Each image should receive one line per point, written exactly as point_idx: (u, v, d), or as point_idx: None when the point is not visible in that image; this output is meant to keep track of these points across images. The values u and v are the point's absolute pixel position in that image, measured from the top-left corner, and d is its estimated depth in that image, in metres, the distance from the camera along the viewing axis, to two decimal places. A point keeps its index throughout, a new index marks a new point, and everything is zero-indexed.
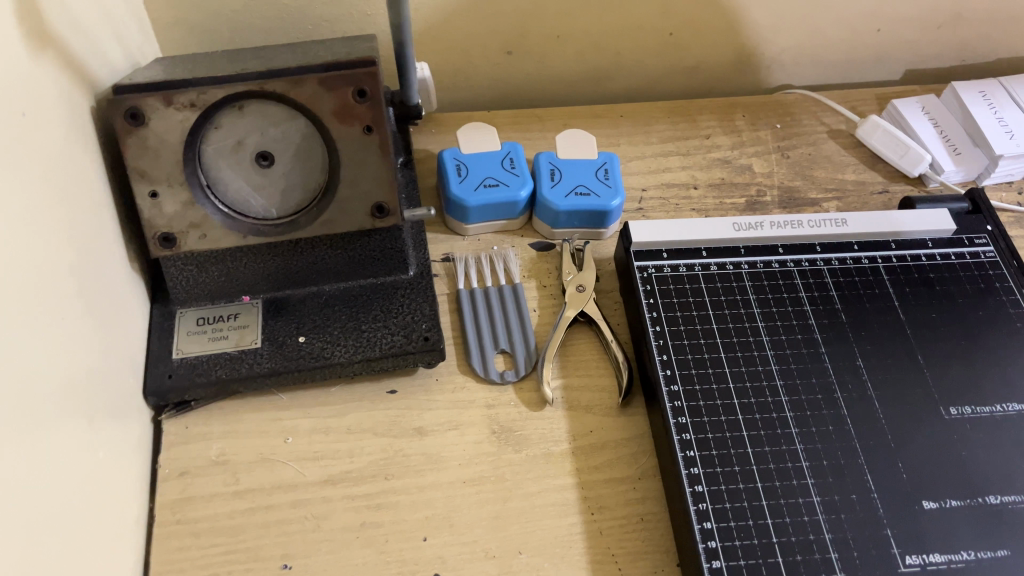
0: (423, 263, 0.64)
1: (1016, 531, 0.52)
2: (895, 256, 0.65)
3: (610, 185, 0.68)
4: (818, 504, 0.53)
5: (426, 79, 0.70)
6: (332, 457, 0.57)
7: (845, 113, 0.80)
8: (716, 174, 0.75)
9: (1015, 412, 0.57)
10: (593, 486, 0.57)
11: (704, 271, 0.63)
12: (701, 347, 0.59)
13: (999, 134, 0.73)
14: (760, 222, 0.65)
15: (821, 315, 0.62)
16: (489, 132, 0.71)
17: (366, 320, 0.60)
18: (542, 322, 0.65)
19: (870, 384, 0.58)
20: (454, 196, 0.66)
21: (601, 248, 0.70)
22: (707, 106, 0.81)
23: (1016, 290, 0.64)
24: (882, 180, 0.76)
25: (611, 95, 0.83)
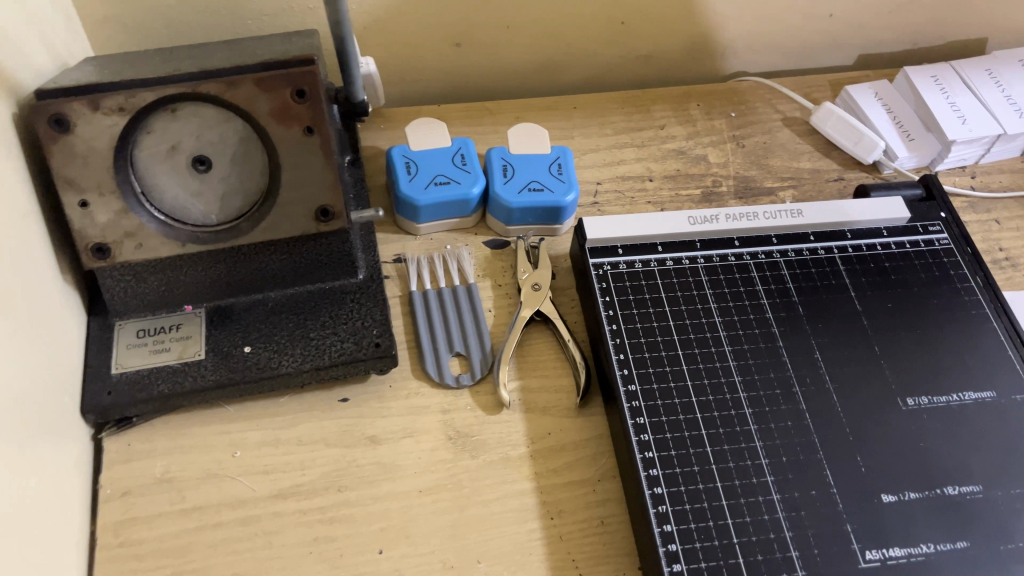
0: (373, 266, 0.62)
1: (974, 522, 0.52)
2: (851, 246, 0.65)
3: (564, 180, 0.67)
4: (778, 502, 0.52)
5: (373, 75, 0.68)
6: (283, 471, 0.55)
7: (799, 100, 0.80)
8: (672, 166, 0.74)
9: (970, 401, 0.58)
10: (552, 490, 0.56)
11: (660, 267, 0.62)
12: (658, 345, 0.58)
13: (952, 119, 0.73)
14: (716, 215, 0.65)
15: (778, 309, 0.61)
16: (439, 127, 0.69)
17: (314, 327, 0.58)
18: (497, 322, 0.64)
19: (828, 377, 0.58)
20: (404, 195, 0.65)
21: (557, 245, 0.69)
22: (662, 95, 0.80)
23: (970, 277, 0.64)
24: (837, 167, 0.76)
25: (564, 86, 0.81)
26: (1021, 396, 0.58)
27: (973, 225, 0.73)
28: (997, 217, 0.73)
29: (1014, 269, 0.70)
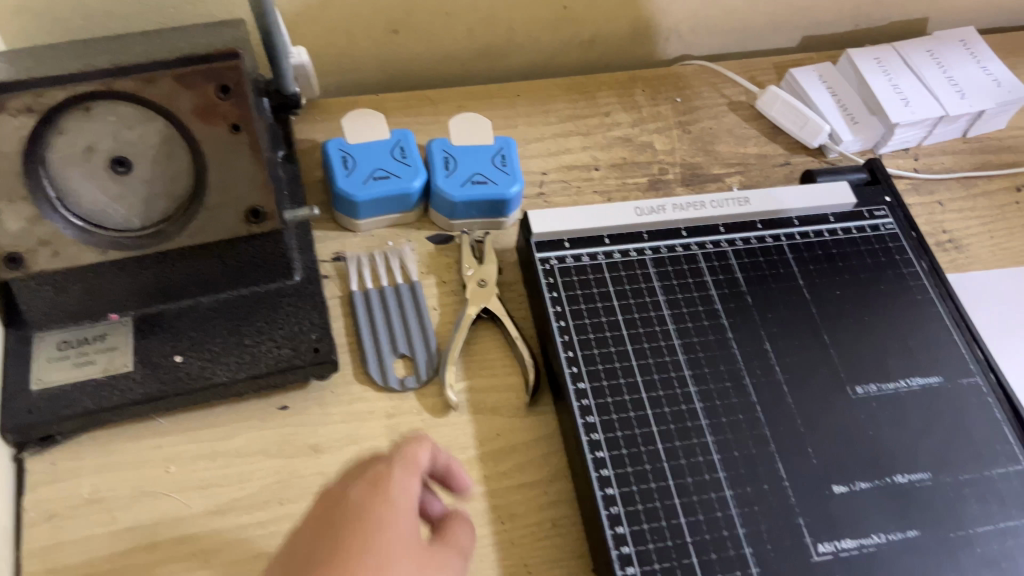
0: (310, 266, 0.59)
1: (923, 510, 0.52)
2: (798, 233, 0.64)
3: (508, 172, 0.65)
4: (730, 498, 0.51)
5: (305, 66, 0.65)
6: (221, 485, 0.53)
7: (744, 84, 0.79)
8: (618, 154, 0.73)
9: (918, 386, 0.58)
10: (503, 493, 0.55)
11: (608, 260, 0.61)
12: (607, 340, 0.57)
13: (895, 101, 0.73)
14: (663, 205, 0.63)
15: (727, 299, 0.60)
16: (376, 117, 0.66)
17: (249, 333, 0.55)
18: (443, 321, 0.62)
19: (778, 368, 0.57)
20: (341, 191, 0.62)
21: (502, 239, 0.67)
22: (606, 80, 0.78)
23: (915, 261, 0.64)
24: (783, 151, 0.75)
25: (506, 73, 0.79)
26: (967, 380, 0.58)
27: (917, 207, 0.73)
28: (940, 198, 0.74)
29: (957, 250, 0.70)
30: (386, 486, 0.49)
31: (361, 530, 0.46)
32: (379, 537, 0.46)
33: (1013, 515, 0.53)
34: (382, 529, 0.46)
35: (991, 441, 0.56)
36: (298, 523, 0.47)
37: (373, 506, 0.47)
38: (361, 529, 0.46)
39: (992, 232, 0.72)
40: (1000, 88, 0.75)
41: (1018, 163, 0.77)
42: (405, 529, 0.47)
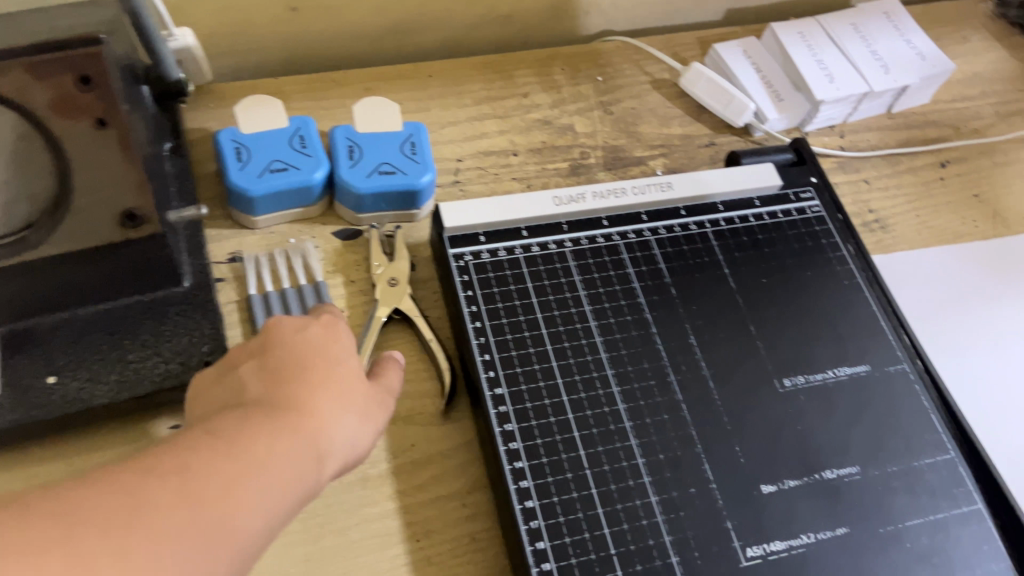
0: (200, 271, 0.54)
1: (853, 506, 0.51)
2: (723, 219, 0.62)
3: (418, 161, 0.61)
4: (656, 504, 0.49)
5: (192, 48, 0.60)
6: None
7: (668, 61, 0.76)
8: (536, 138, 0.69)
9: (846, 376, 0.56)
10: (418, 509, 0.51)
11: (525, 254, 0.57)
12: (525, 341, 0.54)
13: (819, 78, 0.70)
14: (582, 194, 0.60)
15: (650, 292, 0.57)
16: (272, 104, 0.61)
17: (133, 347, 0.50)
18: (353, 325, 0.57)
19: (703, 363, 0.55)
20: (234, 185, 0.57)
21: (415, 232, 0.63)
22: (524, 59, 0.74)
23: (841, 245, 0.62)
24: (708, 131, 0.72)
25: (418, 52, 0.74)
26: (894, 367, 0.57)
27: (844, 186, 0.71)
28: (866, 176, 0.72)
29: (884, 230, 0.69)
30: (333, 339, 0.46)
31: (322, 371, 0.43)
32: (325, 358, 0.44)
33: (942, 506, 0.52)
34: (326, 362, 0.44)
35: (919, 430, 0.54)
36: (231, 367, 0.43)
37: (321, 352, 0.45)
38: (316, 355, 0.44)
39: (918, 210, 0.70)
40: (923, 62, 0.74)
41: (942, 139, 0.76)
42: (349, 358, 0.46)
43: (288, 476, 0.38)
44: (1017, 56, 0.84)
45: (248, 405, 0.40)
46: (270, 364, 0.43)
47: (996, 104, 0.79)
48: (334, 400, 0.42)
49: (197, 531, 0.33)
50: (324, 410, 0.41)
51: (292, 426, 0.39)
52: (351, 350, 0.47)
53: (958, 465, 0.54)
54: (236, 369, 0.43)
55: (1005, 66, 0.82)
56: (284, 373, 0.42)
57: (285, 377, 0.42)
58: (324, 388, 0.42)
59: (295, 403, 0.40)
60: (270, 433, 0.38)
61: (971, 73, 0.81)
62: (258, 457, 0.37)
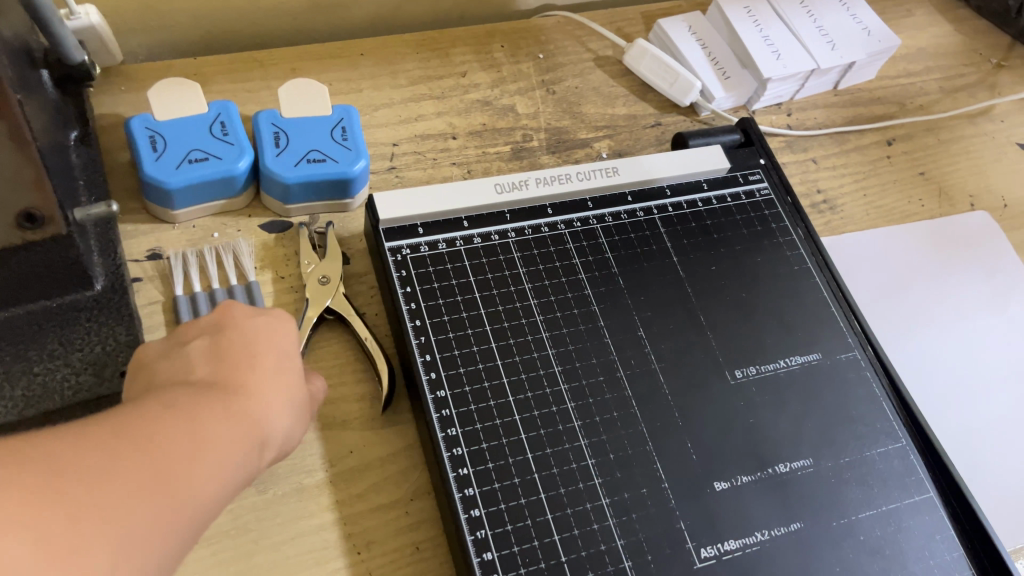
0: (114, 272, 0.50)
1: (807, 499, 0.50)
2: (671, 205, 0.60)
3: (350, 147, 0.57)
4: (607, 507, 0.47)
5: (97, 27, 0.55)
6: None
7: (610, 37, 0.73)
8: (476, 120, 0.66)
9: (798, 366, 0.55)
10: (358, 520, 0.49)
11: (467, 246, 0.54)
12: (468, 339, 0.51)
13: (766, 55, 0.68)
14: (525, 180, 0.57)
15: (597, 283, 0.55)
16: (189, 87, 0.56)
17: (40, 360, 0.46)
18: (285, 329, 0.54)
19: (654, 357, 0.53)
20: (149, 177, 0.53)
21: (349, 223, 0.59)
22: (461, 35, 0.70)
23: (791, 229, 0.61)
24: (653, 111, 0.70)
25: (348, 29, 0.70)
26: (845, 355, 0.56)
27: (791, 166, 0.70)
28: (813, 156, 0.71)
29: (832, 211, 0.67)
30: (282, 324, 0.45)
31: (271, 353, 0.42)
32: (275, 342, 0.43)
33: (895, 496, 0.51)
34: (274, 352, 0.42)
35: (871, 419, 0.54)
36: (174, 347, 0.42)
37: (273, 337, 0.43)
38: (265, 336, 0.43)
39: (865, 189, 0.69)
40: (869, 38, 0.72)
41: (888, 115, 0.75)
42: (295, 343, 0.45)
43: (238, 452, 0.37)
44: (959, 30, 0.83)
45: (194, 383, 0.39)
46: (218, 345, 0.42)
47: (940, 79, 0.79)
48: (282, 386, 0.41)
49: (167, 496, 0.32)
50: (274, 391, 0.41)
51: (242, 405, 0.38)
52: (296, 342, 0.45)
53: (910, 453, 0.53)
54: (184, 346, 0.42)
55: (948, 40, 0.82)
56: (234, 356, 0.41)
57: (234, 358, 0.41)
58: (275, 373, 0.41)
59: (246, 384, 0.40)
60: (221, 410, 0.37)
61: (916, 48, 0.80)
62: (212, 430, 0.36)
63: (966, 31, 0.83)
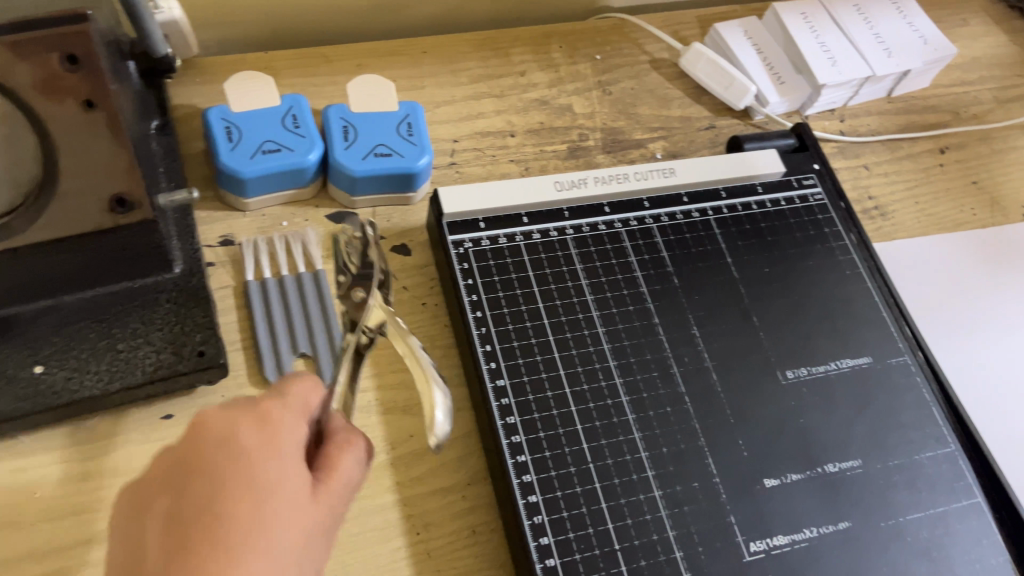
0: (192, 258, 0.52)
1: (855, 500, 0.51)
2: (726, 207, 0.61)
3: (415, 142, 0.59)
4: (659, 498, 0.48)
5: (179, 21, 0.57)
6: (96, 510, 0.47)
7: (667, 40, 0.74)
8: (534, 118, 0.68)
9: (848, 368, 0.56)
10: (417, 502, 0.50)
11: (527, 241, 0.56)
12: (527, 331, 0.53)
13: (822, 61, 0.69)
14: (584, 178, 0.58)
15: (652, 281, 0.56)
16: (264, 81, 0.58)
17: (123, 337, 0.49)
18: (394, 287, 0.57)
19: (706, 355, 0.54)
20: (225, 167, 0.55)
21: (411, 216, 0.61)
22: (520, 35, 0.72)
23: (843, 234, 0.62)
24: (707, 114, 0.71)
25: (411, 27, 0.72)
26: (895, 359, 0.57)
27: (843, 172, 0.70)
28: (865, 162, 0.71)
29: (883, 217, 0.68)
30: (276, 427, 0.37)
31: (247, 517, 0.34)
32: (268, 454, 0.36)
33: (942, 500, 0.52)
34: (255, 515, 0.34)
35: (919, 424, 0.54)
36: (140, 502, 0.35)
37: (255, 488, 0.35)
38: (245, 487, 0.34)
39: (917, 197, 0.70)
40: (925, 46, 0.73)
41: (941, 124, 0.75)
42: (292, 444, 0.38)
43: None
44: (1015, 41, 0.83)
45: None
46: (181, 509, 0.34)
47: (995, 89, 0.79)
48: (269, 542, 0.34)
49: None
50: (273, 543, 0.34)
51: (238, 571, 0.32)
52: (288, 489, 0.36)
53: (959, 458, 0.54)
54: (150, 508, 0.34)
55: (1003, 50, 0.82)
56: (198, 531, 0.33)
57: (220, 493, 0.34)
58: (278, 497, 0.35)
59: (240, 540, 0.33)
60: None
61: (971, 57, 0.80)
62: None
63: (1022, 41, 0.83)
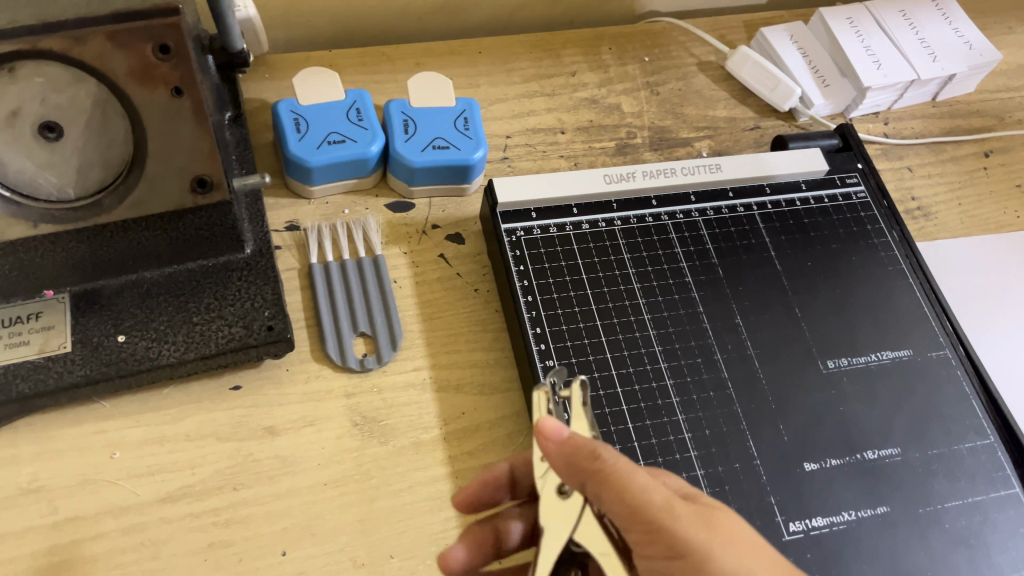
0: (261, 239, 0.56)
1: (894, 486, 0.52)
2: (770, 202, 0.63)
3: (471, 136, 0.62)
4: (702, 477, 0.50)
5: (253, 19, 0.61)
6: (169, 471, 0.50)
7: (714, 43, 0.76)
8: (584, 116, 0.70)
9: (888, 360, 0.57)
10: (468, 475, 0.53)
11: (576, 231, 0.58)
12: (575, 316, 0.55)
13: (867, 64, 0.71)
14: (632, 172, 0.61)
15: (697, 272, 0.58)
16: (329, 77, 0.62)
17: (198, 311, 0.52)
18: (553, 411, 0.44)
19: (749, 343, 0.56)
20: (293, 156, 0.58)
21: (465, 207, 0.64)
22: (571, 37, 0.75)
23: (886, 231, 0.63)
24: (752, 115, 0.73)
25: (467, 29, 0.75)
26: (936, 353, 0.58)
27: (887, 173, 0.72)
28: (909, 164, 0.73)
29: (926, 217, 0.69)
30: None
31: None
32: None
33: (981, 489, 0.53)
34: None
35: (959, 415, 0.56)
36: None
37: None
38: None
39: (960, 198, 0.71)
40: (970, 52, 0.74)
41: (986, 128, 0.76)
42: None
43: None
44: None
45: None
46: None
47: None
48: None
49: None
50: None
51: None
52: None
53: (997, 449, 0.55)
54: None
55: None
56: None
57: None
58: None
59: None
60: None
61: (1016, 64, 0.81)
62: None
63: None
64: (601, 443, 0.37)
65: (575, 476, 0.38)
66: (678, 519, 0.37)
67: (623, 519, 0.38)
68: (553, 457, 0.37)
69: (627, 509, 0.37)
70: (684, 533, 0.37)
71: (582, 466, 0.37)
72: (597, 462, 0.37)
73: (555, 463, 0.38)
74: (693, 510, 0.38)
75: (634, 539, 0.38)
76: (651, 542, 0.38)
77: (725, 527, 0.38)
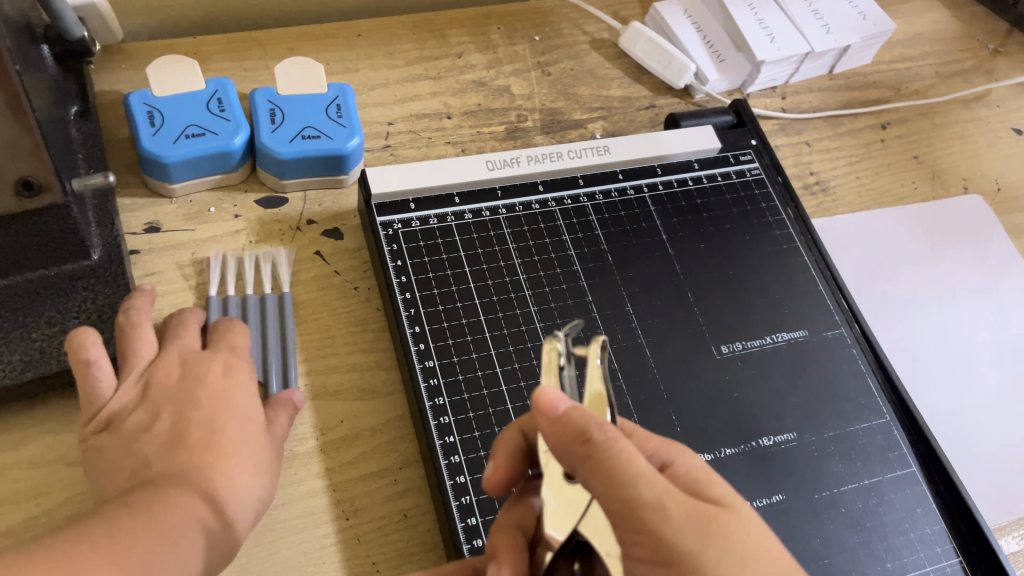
0: (111, 243, 0.51)
1: (790, 473, 0.50)
2: (662, 183, 0.61)
3: (344, 124, 0.58)
4: None
5: (96, 4, 0.57)
6: (11, 503, 0.45)
7: (606, 20, 0.73)
8: (471, 100, 0.67)
9: (784, 342, 0.55)
10: (347, 487, 0.49)
11: (458, 221, 0.55)
12: (457, 311, 0.52)
13: (760, 38, 0.69)
14: (516, 157, 0.58)
15: (586, 259, 0.56)
16: (189, 64, 0.57)
17: (38, 324, 0.47)
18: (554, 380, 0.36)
19: (640, 331, 0.54)
20: (146, 151, 0.54)
21: (343, 200, 0.60)
22: (458, 17, 0.71)
23: (780, 208, 0.62)
24: (648, 93, 0.71)
25: (346, 10, 0.71)
26: (832, 332, 0.57)
27: (785, 149, 0.70)
28: (807, 138, 0.71)
29: (824, 193, 0.68)
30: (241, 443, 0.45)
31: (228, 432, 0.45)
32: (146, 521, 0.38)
33: (877, 470, 0.52)
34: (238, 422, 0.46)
35: (855, 395, 0.54)
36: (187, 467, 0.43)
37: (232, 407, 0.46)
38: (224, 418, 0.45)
39: (858, 171, 0.70)
40: (864, 23, 0.73)
41: (883, 100, 0.75)
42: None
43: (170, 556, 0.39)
44: (957, 17, 0.83)
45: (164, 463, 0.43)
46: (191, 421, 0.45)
47: (937, 64, 0.79)
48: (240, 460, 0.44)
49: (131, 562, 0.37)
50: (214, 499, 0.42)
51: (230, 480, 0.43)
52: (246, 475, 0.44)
53: (894, 429, 0.54)
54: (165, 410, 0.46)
55: (945, 26, 0.82)
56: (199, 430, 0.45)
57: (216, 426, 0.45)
58: (169, 552, 0.38)
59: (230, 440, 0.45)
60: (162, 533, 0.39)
61: (912, 34, 0.80)
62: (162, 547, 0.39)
63: (964, 17, 0.83)
64: (597, 424, 0.33)
65: (569, 457, 0.34)
66: (671, 521, 0.32)
67: (613, 511, 0.33)
68: (544, 435, 0.34)
69: (616, 502, 0.32)
70: (675, 537, 0.32)
71: (575, 448, 0.33)
72: (586, 446, 0.33)
73: (551, 440, 0.34)
74: (695, 510, 0.33)
75: (621, 532, 0.34)
76: (638, 543, 0.33)
77: (727, 535, 0.33)
